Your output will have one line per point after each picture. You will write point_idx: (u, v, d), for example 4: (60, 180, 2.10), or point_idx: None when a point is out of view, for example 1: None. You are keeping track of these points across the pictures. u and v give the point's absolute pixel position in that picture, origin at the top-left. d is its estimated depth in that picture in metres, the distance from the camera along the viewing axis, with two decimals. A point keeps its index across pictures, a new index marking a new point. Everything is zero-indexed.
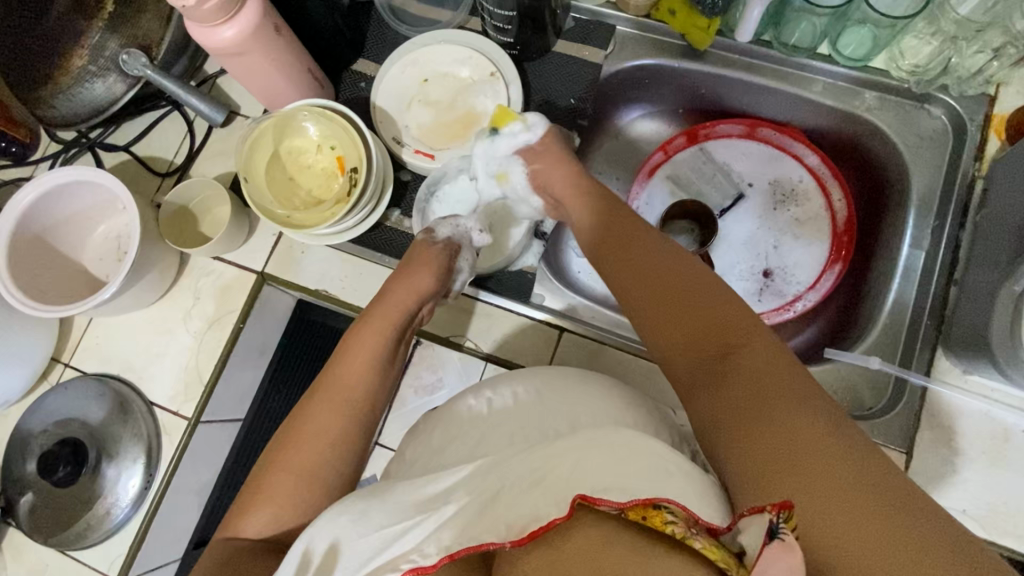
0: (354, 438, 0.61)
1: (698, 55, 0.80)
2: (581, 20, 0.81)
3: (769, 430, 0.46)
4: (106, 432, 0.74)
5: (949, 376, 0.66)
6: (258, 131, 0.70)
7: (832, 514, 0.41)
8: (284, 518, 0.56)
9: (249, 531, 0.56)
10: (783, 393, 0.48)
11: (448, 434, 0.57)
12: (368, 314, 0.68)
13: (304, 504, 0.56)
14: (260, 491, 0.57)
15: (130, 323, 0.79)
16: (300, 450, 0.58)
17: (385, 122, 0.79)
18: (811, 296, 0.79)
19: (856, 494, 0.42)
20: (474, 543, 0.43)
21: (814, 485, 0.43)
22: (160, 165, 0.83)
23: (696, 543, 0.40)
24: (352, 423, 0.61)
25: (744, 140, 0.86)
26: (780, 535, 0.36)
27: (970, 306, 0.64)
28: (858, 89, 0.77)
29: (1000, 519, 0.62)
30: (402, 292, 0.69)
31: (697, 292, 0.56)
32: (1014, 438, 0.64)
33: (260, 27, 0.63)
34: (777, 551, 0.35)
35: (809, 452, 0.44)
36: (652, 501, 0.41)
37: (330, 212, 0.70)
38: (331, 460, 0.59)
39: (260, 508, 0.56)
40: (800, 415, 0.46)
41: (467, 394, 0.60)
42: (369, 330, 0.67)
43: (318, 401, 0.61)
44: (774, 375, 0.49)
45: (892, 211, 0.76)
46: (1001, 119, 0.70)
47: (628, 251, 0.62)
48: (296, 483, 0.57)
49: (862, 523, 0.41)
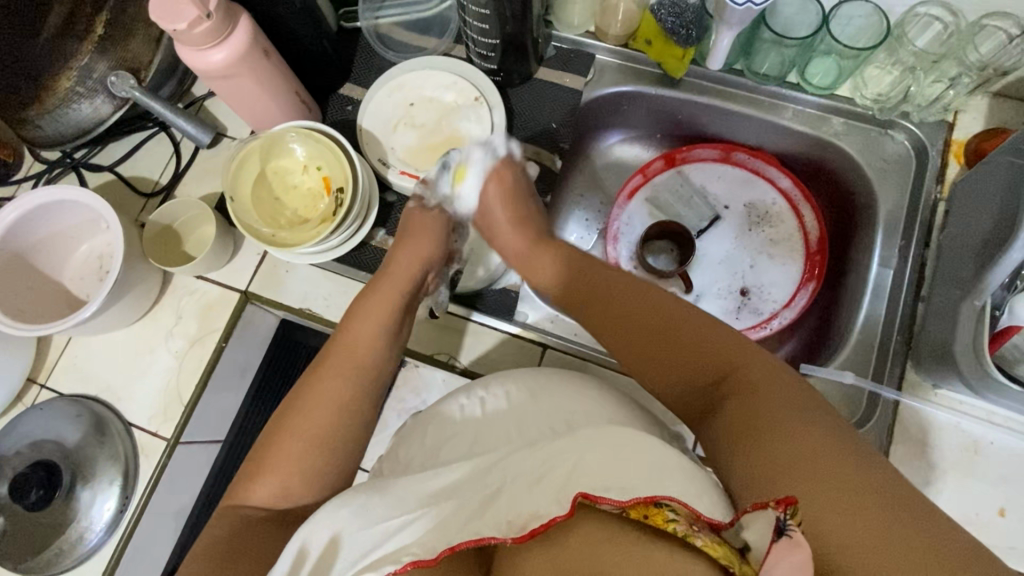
0: (362, 401, 0.61)
1: (674, 82, 0.83)
2: (562, 49, 0.84)
3: (771, 437, 0.46)
4: (82, 454, 0.73)
5: (919, 389, 0.68)
6: (245, 150, 0.71)
7: (852, 529, 0.41)
8: (295, 483, 0.55)
9: (258, 499, 0.55)
10: (789, 411, 0.48)
11: (440, 434, 0.57)
12: (372, 283, 0.69)
13: (315, 471, 0.56)
14: (270, 461, 0.56)
15: (111, 342, 0.78)
16: (310, 413, 0.58)
17: (371, 143, 0.81)
18: (787, 314, 0.82)
19: (874, 507, 0.42)
20: (473, 537, 0.43)
21: (814, 485, 0.43)
22: (145, 185, 0.83)
23: (697, 540, 0.39)
24: (357, 381, 0.62)
25: (719, 163, 0.89)
26: (788, 533, 0.37)
27: (934, 322, 0.66)
28: (826, 115, 0.80)
29: (973, 531, 0.64)
30: (403, 260, 0.71)
31: (691, 325, 0.56)
32: (983, 450, 0.66)
33: (249, 51, 0.65)
34: (783, 550, 0.35)
35: (817, 461, 0.44)
36: (652, 499, 0.41)
37: (316, 231, 0.70)
38: (342, 423, 0.59)
39: (269, 478, 0.55)
40: (803, 425, 0.46)
41: (459, 393, 0.61)
42: (373, 295, 0.68)
43: (327, 365, 0.62)
44: (771, 388, 0.50)
45: (861, 231, 0.79)
46: (959, 145, 0.74)
47: (617, 286, 0.62)
48: (307, 449, 0.57)
49: (861, 519, 0.41)
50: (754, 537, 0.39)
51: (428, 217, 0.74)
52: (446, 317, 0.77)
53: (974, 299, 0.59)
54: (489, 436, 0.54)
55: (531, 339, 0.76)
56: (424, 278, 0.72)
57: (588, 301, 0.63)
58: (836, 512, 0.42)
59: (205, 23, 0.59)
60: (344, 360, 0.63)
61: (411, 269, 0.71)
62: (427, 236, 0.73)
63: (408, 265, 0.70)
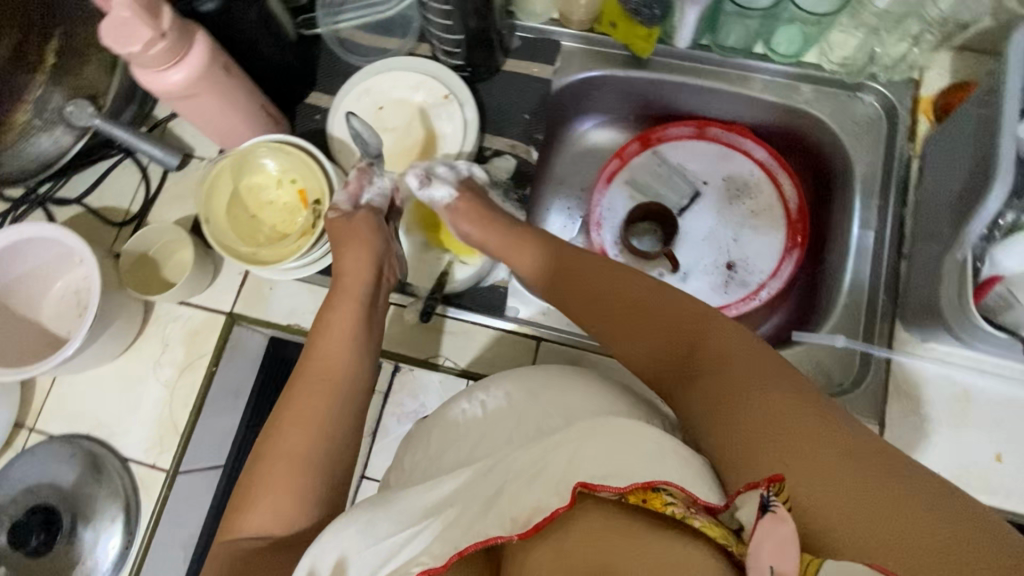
0: (342, 419, 0.60)
1: (642, 63, 0.83)
2: (528, 38, 0.84)
3: (750, 418, 0.48)
4: (79, 495, 0.71)
5: (910, 346, 0.69)
6: (216, 169, 0.69)
7: (832, 498, 0.42)
8: (285, 512, 0.54)
9: (248, 532, 0.54)
10: (766, 390, 0.49)
11: (445, 437, 0.57)
12: (331, 296, 0.68)
13: (301, 493, 0.55)
14: (253, 490, 0.55)
15: (98, 377, 0.77)
16: (290, 435, 0.58)
17: (343, 151, 0.79)
18: (774, 284, 0.82)
19: (852, 477, 0.43)
20: (481, 539, 0.43)
21: (793, 461, 0.44)
22: (116, 215, 0.81)
23: (696, 521, 0.40)
24: (334, 397, 0.61)
25: (694, 140, 0.89)
26: (772, 508, 0.39)
27: (919, 277, 0.67)
28: (794, 83, 0.81)
29: (973, 479, 0.65)
30: (351, 263, 0.68)
31: (669, 308, 0.58)
32: (976, 399, 0.67)
33: (210, 69, 0.63)
34: (771, 523, 0.38)
35: (796, 441, 0.45)
36: (650, 485, 0.41)
37: (296, 245, 0.69)
38: (325, 443, 0.58)
39: (257, 508, 0.54)
40: (783, 405, 0.48)
41: (461, 396, 0.60)
42: (334, 311, 0.66)
43: (299, 387, 0.61)
44: (751, 366, 0.51)
45: (838, 195, 0.80)
46: (928, 101, 0.75)
47: (597, 273, 0.63)
48: (290, 471, 0.56)
49: (841, 487, 0.43)
50: (746, 517, 0.41)
51: (365, 220, 0.69)
52: (436, 319, 0.77)
53: (954, 253, 0.60)
54: (492, 437, 0.54)
55: (524, 334, 0.76)
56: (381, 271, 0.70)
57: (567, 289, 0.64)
58: (815, 479, 0.43)
59: (161, 42, 0.58)
60: (317, 376, 0.62)
61: (362, 272, 0.68)
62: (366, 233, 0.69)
63: (359, 270, 0.68)
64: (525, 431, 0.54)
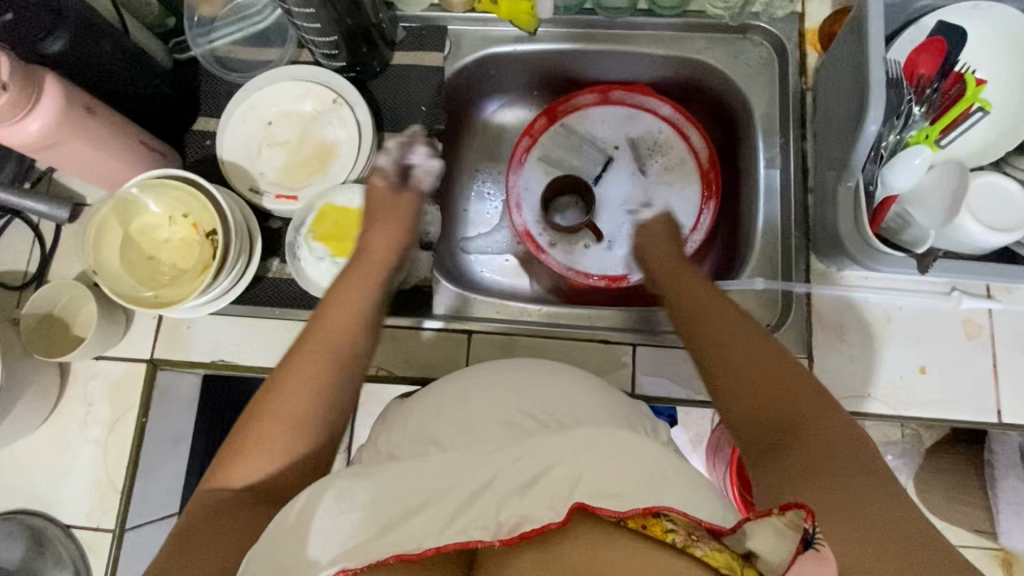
0: (350, 369, 0.57)
1: (533, 38, 0.82)
2: (412, 28, 0.82)
3: (810, 463, 0.47)
4: (29, 570, 0.70)
5: (827, 277, 0.70)
6: (97, 218, 0.67)
7: (873, 560, 0.41)
8: (270, 463, 0.52)
9: (239, 480, 0.52)
10: (834, 446, 0.47)
11: (389, 441, 0.56)
12: (350, 265, 0.65)
13: (290, 454, 0.53)
14: (250, 439, 0.52)
15: (24, 449, 0.74)
16: (291, 390, 0.54)
17: (239, 175, 0.76)
18: (696, 237, 0.82)
19: (900, 545, 0.41)
20: (461, 539, 0.43)
21: (837, 512, 0.43)
22: (14, 278, 0.77)
23: (697, 550, 0.40)
24: (343, 364, 0.57)
25: (599, 106, 0.88)
26: (813, 545, 0.38)
27: (823, 207, 0.68)
28: (684, 34, 0.80)
29: (900, 394, 0.67)
30: (381, 243, 0.66)
31: (756, 354, 0.53)
32: (895, 317, 0.69)
33: (67, 113, 0.60)
34: (812, 560, 0.37)
35: (854, 496, 0.44)
36: (650, 509, 0.42)
37: (198, 281, 0.66)
38: (325, 407, 0.54)
39: (251, 456, 0.52)
40: (849, 463, 0.46)
41: (406, 402, 0.60)
42: (353, 280, 0.63)
43: (310, 345, 0.57)
44: (826, 427, 0.48)
45: (743, 139, 0.80)
46: (813, 33, 0.76)
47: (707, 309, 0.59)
48: (282, 432, 0.53)
49: (885, 553, 0.41)
50: (759, 545, 0.40)
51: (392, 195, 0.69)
52: None
53: (845, 181, 0.61)
54: (420, 441, 0.54)
55: (454, 330, 0.75)
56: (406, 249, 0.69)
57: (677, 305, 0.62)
58: (856, 534, 0.42)
59: (2, 95, 0.54)
60: (332, 337, 0.58)
61: (385, 247, 0.66)
62: (400, 216, 0.69)
63: (385, 249, 0.66)
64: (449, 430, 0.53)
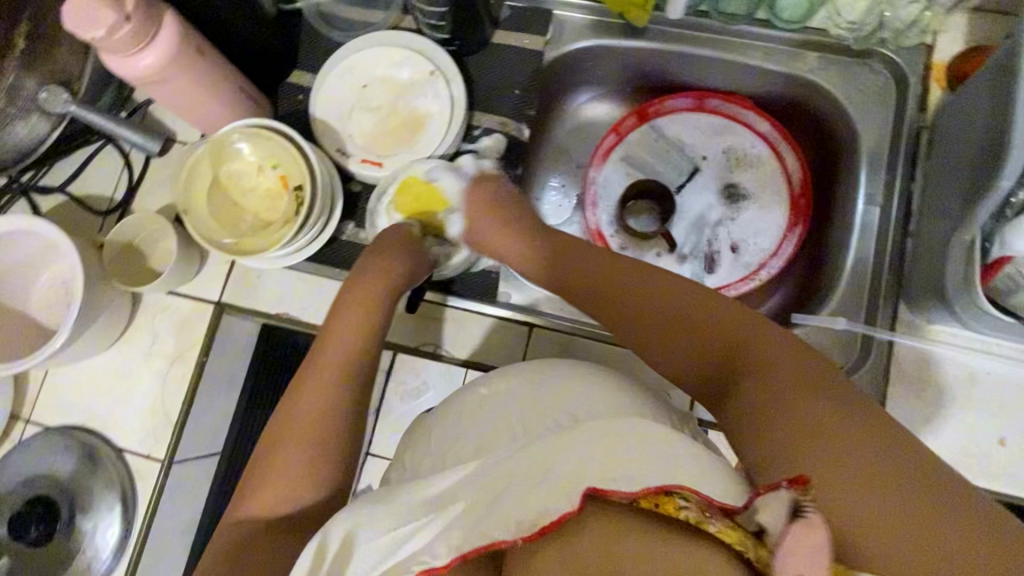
0: (348, 412, 0.59)
1: (640, 33, 0.79)
2: (517, 8, 0.80)
3: (790, 420, 0.45)
4: (77, 485, 0.72)
5: (913, 327, 0.67)
6: (192, 159, 0.68)
7: (866, 517, 0.39)
8: (283, 497, 0.55)
9: (250, 515, 0.55)
10: (813, 400, 0.45)
11: (443, 440, 0.55)
12: (340, 305, 0.66)
13: (299, 489, 0.55)
14: (260, 480, 0.56)
15: (90, 369, 0.76)
16: (301, 430, 0.57)
17: (327, 134, 0.77)
18: (774, 264, 0.80)
19: (890, 495, 0.40)
20: (486, 542, 0.42)
21: (829, 469, 0.42)
22: (100, 203, 0.79)
23: (711, 526, 0.39)
24: (346, 407, 0.59)
25: (693, 113, 0.85)
26: (803, 514, 0.36)
27: (926, 255, 0.64)
28: (800, 51, 0.76)
29: (974, 462, 0.64)
30: (377, 279, 0.67)
31: (723, 322, 0.54)
32: (981, 381, 0.65)
33: (181, 52, 0.61)
34: (803, 529, 0.35)
35: (839, 450, 0.42)
36: (662, 488, 0.41)
37: (280, 234, 0.67)
38: (330, 446, 0.57)
39: (263, 492, 0.55)
40: (834, 420, 0.44)
41: (477, 383, 0.59)
42: (337, 326, 0.64)
43: (309, 388, 0.60)
44: (802, 385, 0.46)
45: (843, 169, 0.77)
46: (940, 68, 0.71)
47: (623, 291, 0.60)
48: (292, 468, 0.56)
49: (875, 506, 0.39)
50: (768, 520, 0.37)
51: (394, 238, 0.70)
52: (427, 305, 0.76)
53: (962, 234, 0.57)
54: (477, 434, 0.53)
55: (517, 321, 0.74)
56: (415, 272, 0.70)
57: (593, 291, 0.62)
58: (846, 488, 0.40)
59: (125, 27, 0.56)
60: (324, 382, 0.60)
61: (378, 289, 0.67)
62: (397, 256, 0.69)
63: (377, 288, 0.67)
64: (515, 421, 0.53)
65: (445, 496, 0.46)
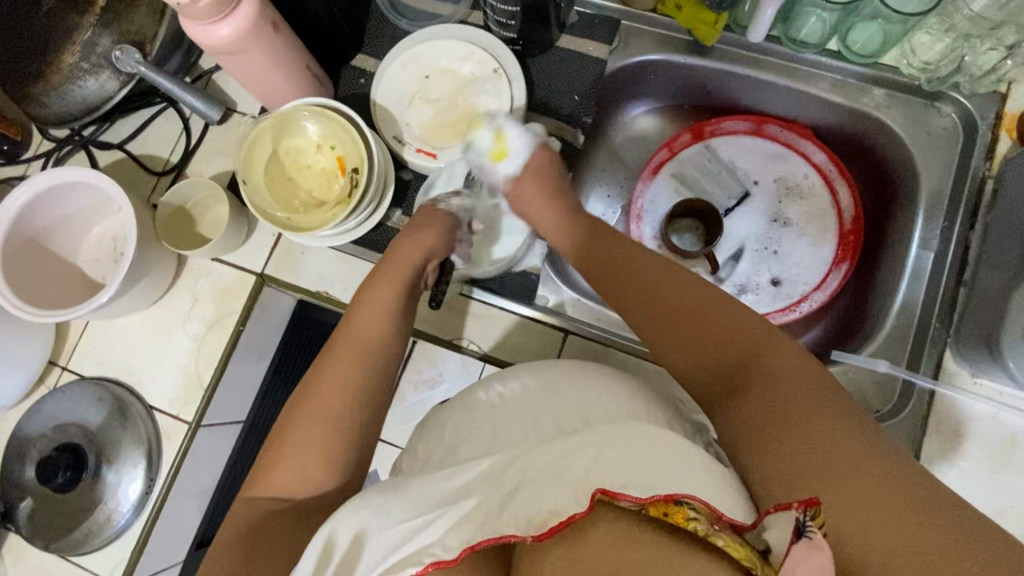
0: (375, 379, 0.59)
1: (705, 52, 0.79)
2: (586, 14, 0.79)
3: (796, 433, 0.45)
4: (105, 437, 0.74)
5: (957, 379, 0.66)
6: (256, 131, 0.69)
7: (873, 536, 0.40)
8: (310, 473, 0.54)
9: (274, 492, 0.54)
10: (815, 412, 0.45)
11: (459, 429, 0.55)
12: (374, 272, 0.67)
13: (328, 461, 0.54)
14: (284, 449, 0.55)
15: (129, 325, 0.78)
16: (325, 399, 0.56)
17: (385, 120, 0.77)
18: (818, 296, 0.79)
19: (903, 509, 0.41)
20: (492, 536, 0.43)
21: (836, 488, 0.42)
22: (156, 163, 0.81)
23: (718, 541, 0.39)
24: (371, 375, 0.59)
25: (749, 136, 0.84)
26: (807, 534, 0.37)
27: (985, 309, 0.63)
28: (866, 86, 0.75)
29: (1005, 524, 0.62)
30: (408, 249, 0.67)
31: (719, 314, 0.52)
32: (1021, 442, 0.64)
33: (256, 26, 0.61)
34: (804, 551, 0.36)
35: (846, 467, 0.42)
36: (672, 497, 0.41)
37: (331, 213, 0.68)
38: (356, 415, 0.57)
39: (286, 464, 0.54)
40: (837, 433, 0.44)
41: (489, 381, 0.58)
42: (369, 293, 0.64)
43: (335, 356, 0.60)
44: (800, 388, 0.47)
45: (899, 210, 0.76)
46: (1012, 117, 0.69)
47: (629, 274, 0.59)
48: (318, 440, 0.55)
49: (885, 525, 0.40)
50: (776, 538, 0.40)
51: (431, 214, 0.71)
52: (463, 299, 0.75)
53: None
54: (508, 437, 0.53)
55: (551, 324, 0.74)
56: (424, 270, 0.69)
57: (605, 282, 0.61)
58: (856, 509, 0.41)
59: None
60: (350, 351, 0.60)
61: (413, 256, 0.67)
62: (433, 228, 0.69)
63: (414, 255, 0.67)
64: (548, 421, 0.52)
65: (475, 493, 0.46)
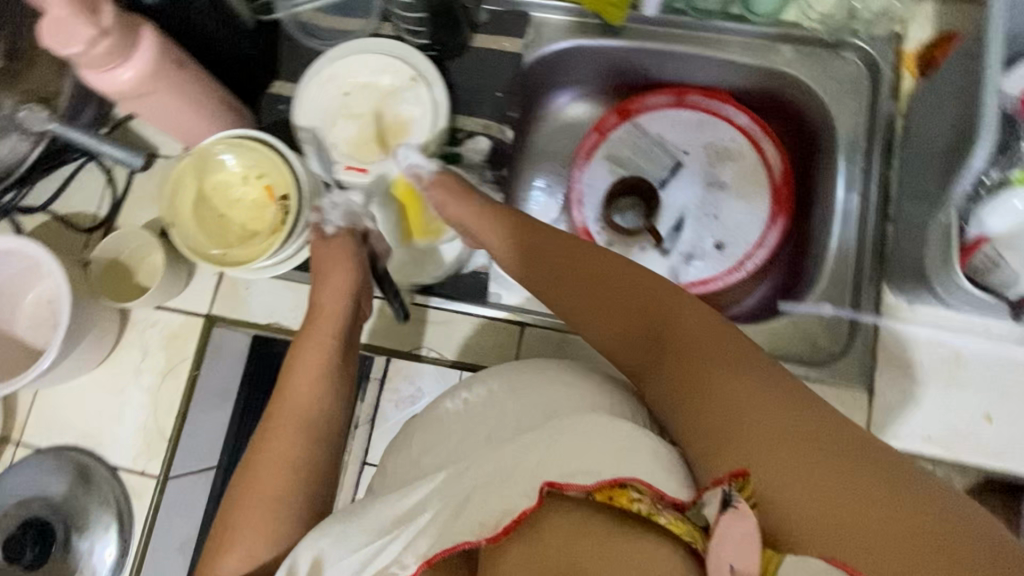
0: (321, 435, 0.58)
1: (617, 32, 0.80)
2: (496, 11, 0.81)
3: (719, 401, 0.48)
4: (71, 505, 0.72)
5: (898, 310, 0.68)
6: (176, 171, 0.68)
7: (797, 490, 0.43)
8: (262, 542, 0.52)
9: (227, 568, 0.52)
10: (739, 378, 0.48)
11: (421, 441, 0.55)
12: (307, 321, 0.65)
13: (280, 529, 0.53)
14: (235, 523, 0.53)
15: (80, 387, 0.76)
16: (272, 464, 0.55)
17: (311, 143, 0.77)
18: (760, 254, 0.80)
19: (827, 463, 0.43)
20: (450, 546, 0.42)
21: (761, 448, 0.45)
22: (84, 220, 0.79)
23: (662, 518, 0.40)
24: (318, 430, 0.58)
25: (674, 109, 0.86)
26: (733, 504, 0.40)
27: (908, 240, 0.65)
28: (774, 44, 0.78)
29: (963, 440, 0.65)
30: (338, 292, 0.66)
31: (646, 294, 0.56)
32: (967, 361, 0.66)
33: (159, 66, 0.61)
34: (731, 518, 0.39)
35: (767, 428, 0.45)
36: (616, 481, 0.41)
37: (265, 244, 0.67)
38: (307, 476, 0.56)
39: (238, 538, 0.52)
40: (758, 396, 0.47)
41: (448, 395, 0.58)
42: (304, 345, 0.63)
43: (278, 416, 0.58)
44: (723, 358, 0.50)
45: (823, 158, 0.78)
46: (911, 55, 0.73)
47: (560, 259, 0.61)
48: (268, 506, 0.53)
49: (806, 478, 0.43)
50: (711, 513, 0.41)
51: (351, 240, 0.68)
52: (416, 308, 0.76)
53: (939, 216, 0.58)
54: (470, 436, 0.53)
55: (507, 320, 0.75)
56: (359, 305, 0.68)
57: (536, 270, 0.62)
58: (781, 468, 0.44)
59: (104, 41, 0.56)
60: (292, 411, 0.58)
61: (346, 294, 0.66)
62: (364, 261, 0.68)
63: (345, 295, 0.66)
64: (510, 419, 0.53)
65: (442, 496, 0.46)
